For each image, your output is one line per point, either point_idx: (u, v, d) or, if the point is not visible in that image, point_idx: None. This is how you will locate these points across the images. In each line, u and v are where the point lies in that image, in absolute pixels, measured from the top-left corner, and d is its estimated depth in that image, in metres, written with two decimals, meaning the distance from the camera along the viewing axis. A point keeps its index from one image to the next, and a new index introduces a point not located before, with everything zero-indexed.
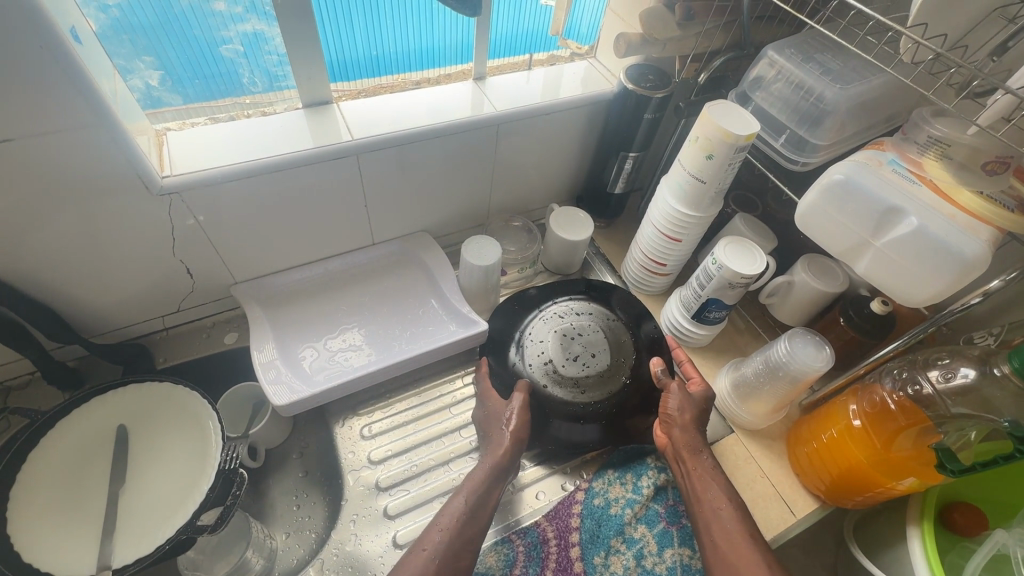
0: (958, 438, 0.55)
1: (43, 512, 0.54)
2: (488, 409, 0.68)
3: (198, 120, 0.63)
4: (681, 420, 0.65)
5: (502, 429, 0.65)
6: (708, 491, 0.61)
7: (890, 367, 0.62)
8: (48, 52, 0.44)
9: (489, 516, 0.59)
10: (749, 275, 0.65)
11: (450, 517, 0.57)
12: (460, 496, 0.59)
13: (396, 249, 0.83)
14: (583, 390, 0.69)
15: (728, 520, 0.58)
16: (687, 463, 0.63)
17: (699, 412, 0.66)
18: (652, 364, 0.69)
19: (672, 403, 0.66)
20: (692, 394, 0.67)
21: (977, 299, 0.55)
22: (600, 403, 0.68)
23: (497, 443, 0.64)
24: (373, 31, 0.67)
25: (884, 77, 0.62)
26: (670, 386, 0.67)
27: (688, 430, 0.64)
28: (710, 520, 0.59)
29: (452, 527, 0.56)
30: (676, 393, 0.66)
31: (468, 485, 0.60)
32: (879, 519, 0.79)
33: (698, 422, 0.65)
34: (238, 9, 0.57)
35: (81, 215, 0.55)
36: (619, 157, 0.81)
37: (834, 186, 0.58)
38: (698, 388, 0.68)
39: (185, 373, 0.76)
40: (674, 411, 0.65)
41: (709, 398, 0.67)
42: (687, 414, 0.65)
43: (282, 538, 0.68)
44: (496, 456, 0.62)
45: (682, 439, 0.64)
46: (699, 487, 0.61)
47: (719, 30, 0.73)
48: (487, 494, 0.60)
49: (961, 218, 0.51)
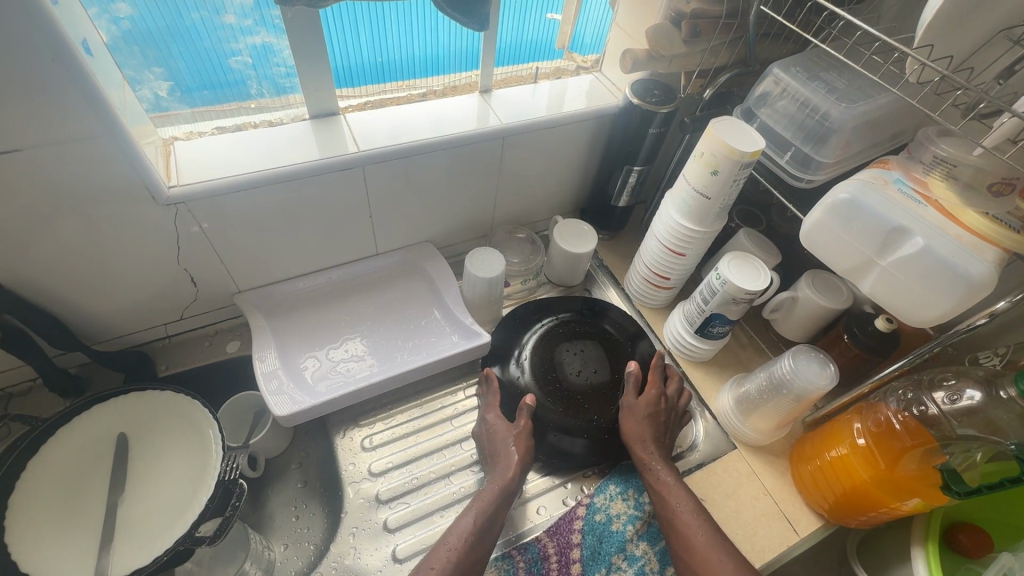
0: (964, 460, 0.54)
1: (40, 520, 0.54)
2: (490, 424, 0.68)
3: (205, 129, 0.64)
4: (634, 434, 0.66)
5: (508, 449, 0.64)
6: (668, 501, 0.61)
7: (895, 387, 0.62)
8: (58, 63, 0.44)
9: (495, 538, 0.58)
10: (753, 292, 0.65)
11: (457, 537, 0.56)
12: (468, 515, 0.58)
13: (400, 260, 0.83)
14: (585, 405, 0.71)
15: (685, 525, 0.58)
16: (647, 477, 0.64)
17: (650, 421, 0.67)
18: (629, 368, 0.71)
19: (631, 426, 0.67)
20: (641, 409, 0.68)
21: (983, 320, 0.54)
22: (597, 416, 0.70)
23: (505, 463, 0.63)
24: (378, 25, 0.65)
25: (890, 95, 0.62)
26: (625, 400, 0.69)
27: (642, 447, 0.65)
28: (671, 529, 0.59)
29: (460, 548, 0.55)
30: (628, 413, 0.68)
31: (476, 506, 0.59)
32: (883, 538, 0.79)
33: (650, 432, 0.66)
34: (247, 22, 0.58)
35: (88, 222, 0.55)
36: (624, 170, 0.81)
37: (840, 205, 0.58)
38: (646, 399, 0.68)
39: (186, 381, 0.75)
40: (626, 430, 0.67)
41: (659, 409, 0.68)
42: (636, 426, 0.67)
43: (280, 549, 0.68)
44: (504, 480, 0.61)
45: (638, 456, 0.65)
46: (660, 499, 0.62)
47: (725, 47, 0.73)
48: (492, 511, 0.59)
49: (967, 238, 0.51)
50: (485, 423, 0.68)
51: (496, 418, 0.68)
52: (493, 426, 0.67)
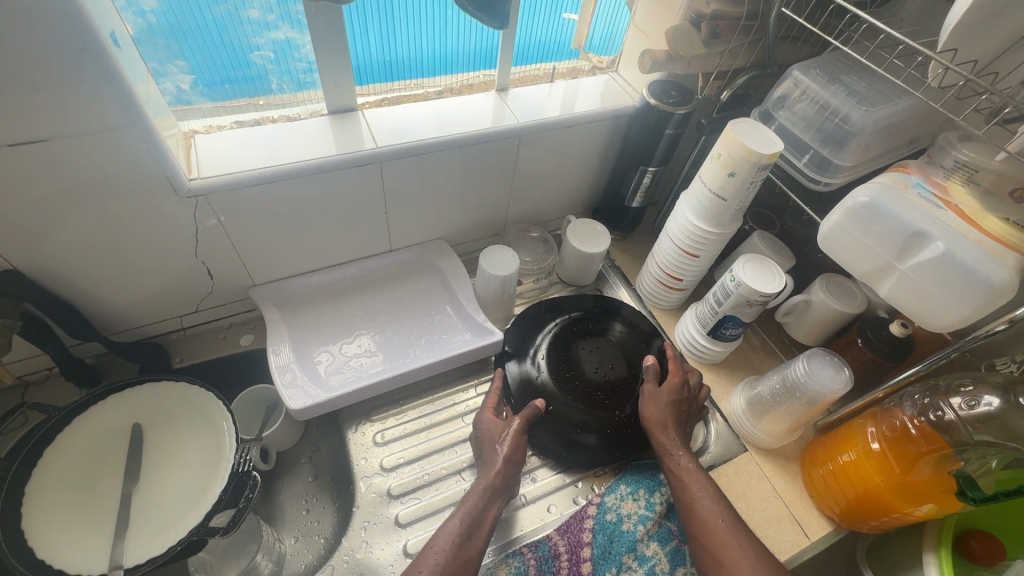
0: (980, 466, 0.54)
1: (55, 508, 0.54)
2: (486, 424, 0.67)
3: (223, 123, 0.64)
4: (656, 421, 0.66)
5: (495, 449, 0.64)
6: (687, 486, 0.61)
7: (911, 392, 0.62)
8: (87, 55, 0.44)
9: (484, 538, 0.57)
10: (768, 294, 0.65)
11: (445, 539, 0.55)
12: (456, 517, 0.57)
13: (413, 257, 0.84)
14: (605, 401, 0.71)
15: (704, 512, 0.59)
16: (666, 462, 0.64)
17: (672, 409, 0.67)
18: (646, 361, 0.72)
19: (652, 411, 0.67)
20: (663, 396, 0.68)
21: (1002, 326, 0.53)
22: (618, 412, 0.71)
23: (489, 463, 0.63)
24: (391, 22, 0.65)
25: (912, 100, 0.61)
26: (645, 388, 0.69)
27: (663, 432, 0.65)
28: (690, 516, 0.59)
29: (448, 550, 0.54)
30: (649, 399, 0.68)
31: (465, 507, 0.58)
32: (892, 543, 0.79)
33: (672, 419, 0.66)
34: (270, 17, 0.58)
35: (107, 213, 0.56)
36: (638, 171, 0.81)
37: (859, 209, 0.59)
38: (668, 387, 0.69)
39: (199, 373, 0.76)
40: (647, 416, 0.67)
41: (681, 397, 0.69)
42: (658, 411, 0.67)
43: (291, 542, 0.69)
44: (489, 478, 0.61)
45: (659, 441, 0.65)
46: (679, 484, 0.62)
47: (743, 49, 0.73)
48: (484, 512, 0.59)
49: (988, 244, 0.51)
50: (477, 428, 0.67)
51: (491, 421, 0.67)
52: (488, 429, 0.66)
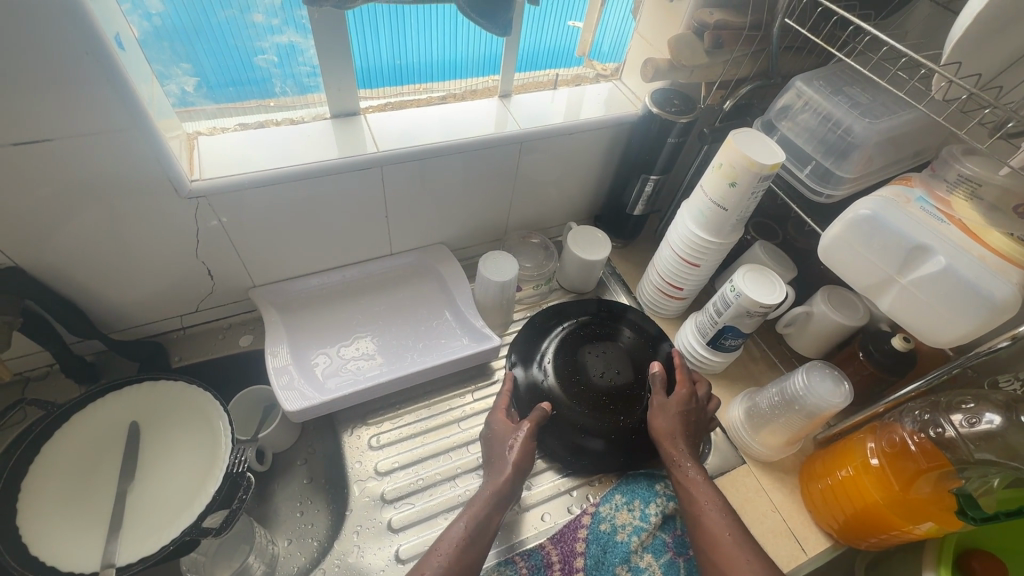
0: (981, 484, 0.53)
1: (51, 503, 0.54)
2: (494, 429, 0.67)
3: (227, 125, 0.65)
4: (665, 431, 0.65)
5: (505, 454, 0.63)
6: (695, 498, 0.61)
7: (911, 407, 0.61)
8: (91, 56, 0.45)
9: (486, 545, 0.56)
10: (767, 305, 0.64)
11: (449, 542, 0.55)
12: (461, 521, 0.57)
13: (413, 260, 0.84)
14: (610, 406, 0.70)
15: (712, 525, 0.58)
16: (674, 473, 0.63)
17: (683, 420, 0.66)
18: (652, 368, 0.71)
19: (661, 422, 0.66)
20: (672, 406, 0.67)
21: (1005, 342, 0.52)
22: (624, 418, 0.70)
23: (499, 467, 0.62)
24: (399, 29, 0.66)
25: (916, 112, 0.61)
26: (654, 399, 0.69)
27: (671, 442, 0.65)
28: (697, 528, 0.59)
29: (452, 553, 0.54)
30: (659, 410, 0.67)
31: (469, 512, 0.58)
32: (892, 559, 0.77)
33: (683, 430, 0.66)
34: (274, 21, 0.58)
35: (110, 212, 0.56)
36: (641, 178, 0.81)
37: (860, 221, 0.58)
38: (678, 397, 0.68)
39: (197, 372, 0.76)
40: (656, 428, 0.66)
41: (692, 407, 0.68)
42: (667, 422, 0.66)
43: (284, 545, 0.69)
44: (496, 484, 0.60)
45: (667, 451, 0.65)
46: (686, 495, 0.61)
47: (747, 58, 0.73)
48: (489, 520, 0.58)
49: (991, 259, 0.50)
50: (490, 428, 0.67)
51: (502, 420, 0.67)
52: (497, 431, 0.66)
